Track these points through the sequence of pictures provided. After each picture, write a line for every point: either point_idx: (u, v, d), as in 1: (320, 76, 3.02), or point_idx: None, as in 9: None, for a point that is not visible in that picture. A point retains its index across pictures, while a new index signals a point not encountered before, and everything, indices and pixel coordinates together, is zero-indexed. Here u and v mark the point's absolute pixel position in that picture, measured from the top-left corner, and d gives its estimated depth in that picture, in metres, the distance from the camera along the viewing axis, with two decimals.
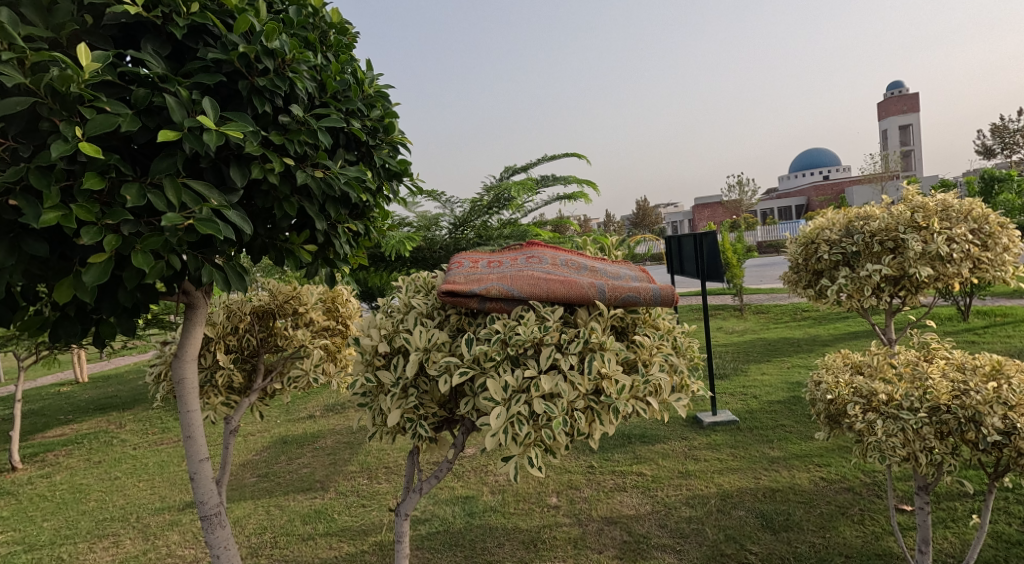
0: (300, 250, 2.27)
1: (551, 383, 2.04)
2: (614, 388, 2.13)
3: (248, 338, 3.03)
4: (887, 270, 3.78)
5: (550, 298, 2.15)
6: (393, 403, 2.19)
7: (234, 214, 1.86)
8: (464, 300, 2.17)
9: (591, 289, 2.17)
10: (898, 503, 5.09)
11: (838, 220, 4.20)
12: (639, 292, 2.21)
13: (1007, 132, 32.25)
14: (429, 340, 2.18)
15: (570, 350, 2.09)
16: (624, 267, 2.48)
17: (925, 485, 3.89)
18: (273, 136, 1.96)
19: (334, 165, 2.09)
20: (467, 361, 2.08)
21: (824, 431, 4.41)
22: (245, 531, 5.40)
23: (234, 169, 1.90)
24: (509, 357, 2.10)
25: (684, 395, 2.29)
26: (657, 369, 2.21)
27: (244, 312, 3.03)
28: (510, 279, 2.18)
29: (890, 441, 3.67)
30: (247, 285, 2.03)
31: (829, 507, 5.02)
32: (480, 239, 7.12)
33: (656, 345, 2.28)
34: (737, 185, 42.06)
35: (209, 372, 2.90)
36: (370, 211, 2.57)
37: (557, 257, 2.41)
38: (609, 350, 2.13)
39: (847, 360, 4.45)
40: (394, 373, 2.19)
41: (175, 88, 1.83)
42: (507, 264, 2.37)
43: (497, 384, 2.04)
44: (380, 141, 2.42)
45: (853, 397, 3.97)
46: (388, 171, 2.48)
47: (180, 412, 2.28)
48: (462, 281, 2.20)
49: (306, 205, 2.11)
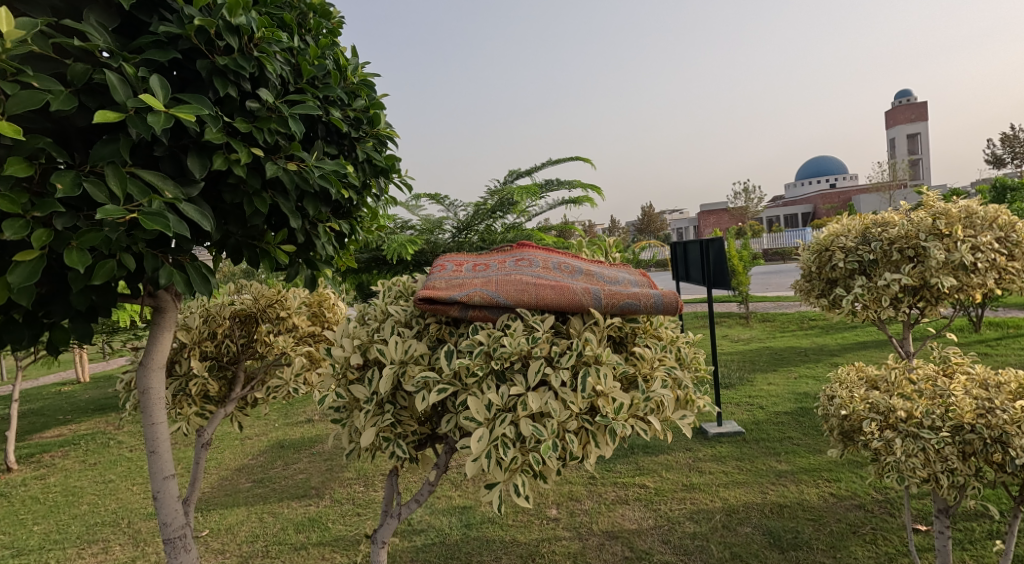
0: (276, 250, 2.10)
1: (538, 401, 1.83)
2: (611, 407, 1.89)
3: (228, 343, 2.84)
4: (907, 279, 3.57)
5: (540, 306, 1.97)
6: (368, 422, 1.98)
7: (189, 208, 1.68)
8: (442, 307, 1.99)
9: (585, 296, 1.99)
10: (911, 522, 4.86)
11: (854, 227, 3.96)
12: (639, 299, 2.02)
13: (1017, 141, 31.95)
14: (405, 351, 1.98)
15: (562, 365, 1.88)
16: (624, 270, 2.32)
17: (944, 508, 3.72)
18: (239, 123, 1.78)
19: (311, 157, 1.92)
20: (444, 377, 1.88)
21: (838, 448, 4.22)
22: (236, 539, 5.23)
23: (191, 158, 1.73)
24: (493, 372, 1.91)
25: (691, 414, 2.04)
26: (660, 385, 1.98)
27: (223, 316, 2.84)
28: (494, 285, 2.01)
29: (910, 461, 3.48)
30: (212, 288, 1.85)
31: (839, 526, 4.81)
32: (483, 243, 6.95)
33: (659, 358, 2.07)
34: (743, 193, 41.87)
35: (182, 381, 2.69)
36: (354, 209, 2.40)
37: (549, 258, 2.24)
38: (606, 364, 1.92)
39: (861, 375, 4.28)
40: (368, 388, 1.98)
41: (118, 64, 1.67)
42: (493, 266, 2.21)
43: (479, 403, 1.84)
44: (365, 133, 2.26)
45: (869, 413, 3.78)
46: (374, 166, 2.32)
47: (145, 425, 2.10)
48: (443, 288, 2.02)
49: (280, 201, 1.93)
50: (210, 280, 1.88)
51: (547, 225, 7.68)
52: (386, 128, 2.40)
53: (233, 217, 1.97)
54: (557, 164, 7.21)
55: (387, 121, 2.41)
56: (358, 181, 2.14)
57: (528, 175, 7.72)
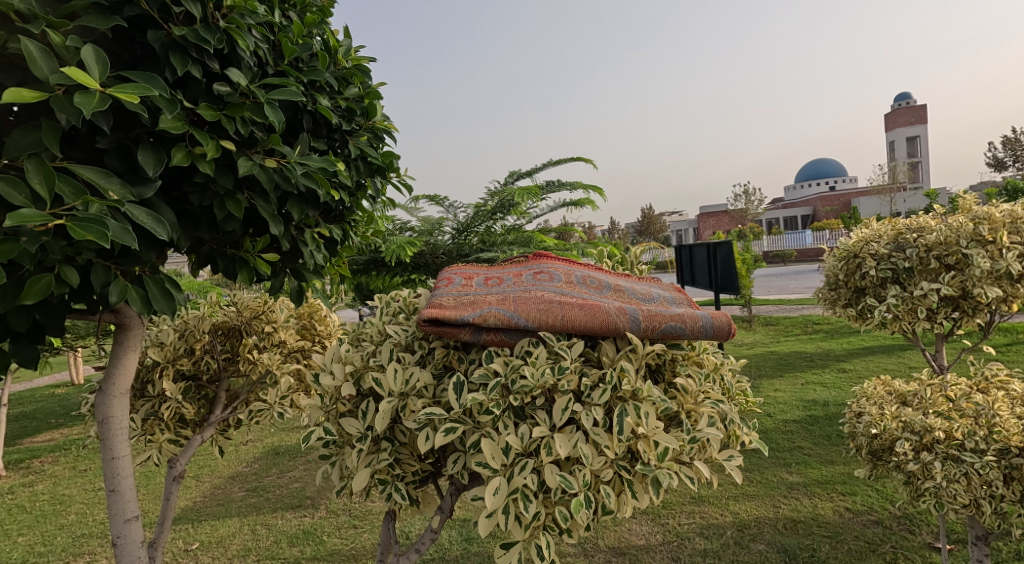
0: (257, 260, 1.83)
1: (568, 445, 1.58)
2: (652, 452, 1.63)
3: (208, 361, 2.59)
4: (948, 289, 3.33)
5: (567, 329, 1.72)
6: (362, 462, 1.72)
7: (143, 217, 1.44)
8: (451, 330, 1.74)
9: (622, 318, 1.73)
10: (933, 540, 4.57)
11: (886, 232, 3.71)
12: (684, 322, 1.76)
13: (1019, 144, 31.75)
14: (405, 383, 1.71)
15: (595, 403, 1.62)
16: (659, 287, 2.07)
17: (983, 535, 3.54)
18: (203, 109, 1.53)
19: (293, 152, 1.66)
20: (454, 414, 1.62)
21: (866, 467, 3.96)
22: (227, 553, 4.95)
23: (141, 151, 1.48)
24: (511, 408, 1.66)
25: (739, 454, 1.76)
26: (708, 424, 1.71)
27: (202, 331, 2.57)
28: (513, 304, 1.76)
29: (951, 488, 3.27)
30: (176, 307, 1.61)
31: (857, 543, 4.53)
32: (484, 245, 6.68)
33: (705, 390, 1.80)
34: (744, 194, 41.64)
35: (155, 403, 2.43)
36: (346, 213, 2.15)
37: (573, 274, 2.00)
38: (647, 402, 1.65)
39: (890, 390, 4.04)
40: (362, 423, 1.72)
41: (40, 30, 1.39)
42: (509, 282, 1.97)
43: (495, 447, 1.58)
44: (358, 126, 2.00)
45: (903, 433, 3.54)
46: (369, 164, 2.07)
47: (104, 461, 1.84)
48: (452, 307, 1.77)
49: (259, 204, 1.67)
50: (176, 295, 1.63)
51: (548, 227, 7.43)
52: (382, 122, 2.14)
53: (203, 221, 1.70)
54: (558, 165, 6.95)
55: (384, 114, 2.16)
56: (351, 181, 1.89)
57: (528, 174, 7.45)
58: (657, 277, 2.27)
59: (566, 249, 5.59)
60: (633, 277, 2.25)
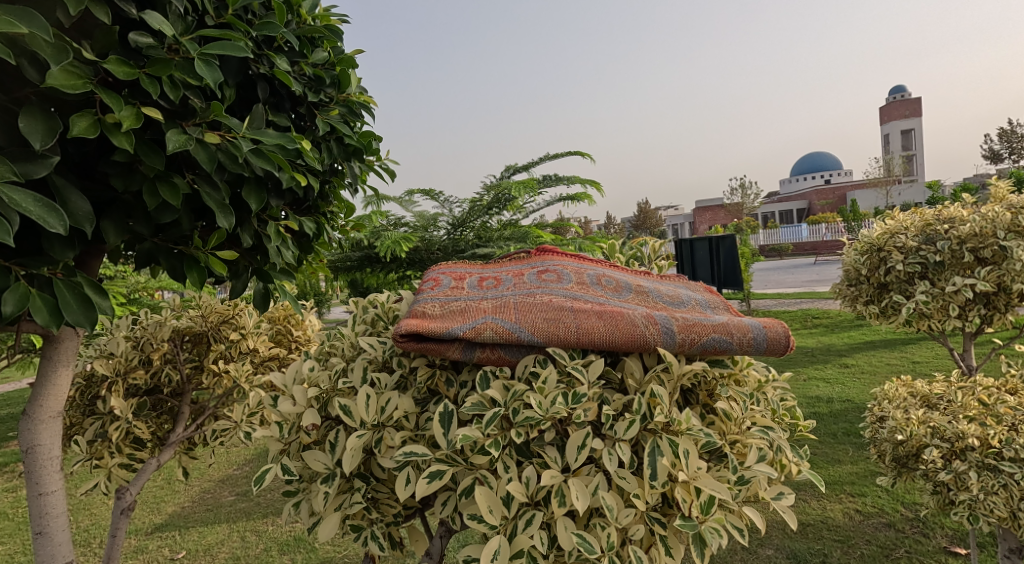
0: (209, 259, 1.58)
1: (585, 496, 1.33)
2: (694, 503, 1.34)
3: (170, 373, 2.41)
4: (984, 284, 3.09)
5: (580, 342, 1.46)
6: (331, 506, 1.47)
7: (31, 207, 1.20)
8: (438, 345, 1.49)
9: (653, 331, 1.47)
10: (948, 544, 4.29)
11: (913, 223, 3.45)
12: (732, 334, 1.49)
13: (1015, 137, 31.75)
14: (380, 412, 1.48)
15: (621, 439, 1.39)
16: (688, 291, 1.82)
17: (1018, 546, 3.34)
18: (113, 64, 1.28)
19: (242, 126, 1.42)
20: (439, 453, 1.39)
21: (889, 475, 3.74)
22: (214, 561, 4.67)
23: (23, 115, 1.23)
24: (514, 446, 1.43)
25: (791, 493, 1.50)
26: (757, 459, 1.44)
27: (160, 340, 2.35)
28: (513, 313, 1.51)
29: (989, 500, 3.06)
30: (97, 317, 1.38)
31: (870, 548, 4.28)
32: (481, 241, 6.41)
33: (749, 414, 1.55)
34: (741, 188, 41.39)
35: (101, 423, 2.22)
36: (319, 204, 1.92)
37: (585, 274, 1.74)
38: (683, 436, 1.40)
39: (911, 391, 3.82)
40: (330, 458, 1.47)
41: None
42: (507, 283, 1.71)
43: (490, 496, 1.35)
44: (328, 98, 1.77)
45: (932, 440, 3.34)
46: (345, 146, 1.84)
47: (32, 497, 1.74)
48: (437, 318, 1.51)
49: (204, 191, 1.44)
50: (98, 303, 1.41)
51: (544, 222, 7.18)
52: (357, 95, 1.92)
53: (139, 212, 1.46)
54: (556, 158, 6.68)
55: (357, 86, 1.94)
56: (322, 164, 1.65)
57: (522, 168, 7.15)
58: (686, 277, 2.04)
59: (565, 244, 5.33)
60: (652, 274, 2.01)
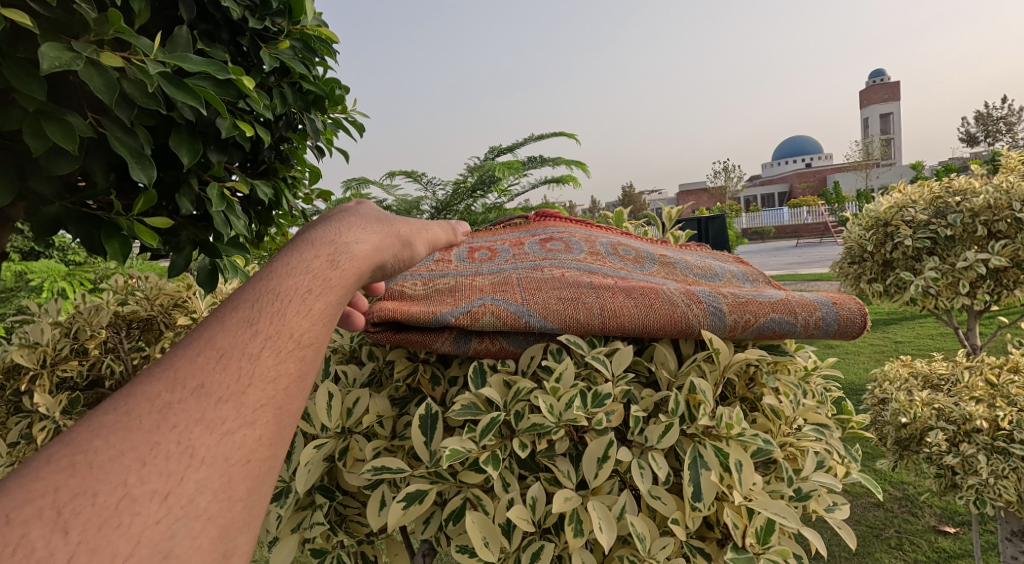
0: (136, 227, 1.54)
1: (608, 523, 1.12)
2: (748, 530, 1.13)
3: (111, 364, 2.17)
4: (998, 259, 2.93)
5: (609, 330, 1.27)
6: (287, 527, 1.25)
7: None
8: (425, 335, 1.28)
9: (701, 315, 1.28)
10: (938, 523, 4.18)
11: (923, 196, 3.29)
12: (794, 315, 1.33)
13: (990, 120, 32.17)
14: (346, 416, 1.27)
15: (654, 448, 1.20)
16: (718, 262, 1.70)
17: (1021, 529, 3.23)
18: None
19: (153, 48, 1.37)
20: (419, 471, 1.19)
21: (889, 458, 3.60)
22: None
23: None
24: (516, 458, 1.24)
25: (847, 505, 1.31)
26: (816, 466, 1.26)
27: (97, 327, 2.15)
28: (520, 293, 1.32)
29: (999, 484, 2.92)
30: None
31: (861, 529, 4.17)
32: (464, 224, 6.20)
33: (800, 411, 1.35)
34: (723, 171, 41.40)
35: (26, 420, 2.04)
36: (274, 163, 2.02)
37: (598, 242, 1.60)
38: (733, 442, 1.19)
39: (913, 371, 3.68)
40: (285, 474, 1.26)
41: None
42: (506, 257, 1.53)
43: (485, 523, 1.15)
44: (276, 27, 1.85)
45: (938, 422, 3.20)
46: (302, 94, 1.95)
47: None
48: (421, 303, 1.31)
49: (115, 134, 1.40)
50: None
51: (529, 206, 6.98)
52: (310, 27, 2.01)
53: (32, 169, 1.42)
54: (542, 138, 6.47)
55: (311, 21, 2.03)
56: (269, 113, 1.76)
57: (506, 149, 6.96)
58: (709, 246, 1.92)
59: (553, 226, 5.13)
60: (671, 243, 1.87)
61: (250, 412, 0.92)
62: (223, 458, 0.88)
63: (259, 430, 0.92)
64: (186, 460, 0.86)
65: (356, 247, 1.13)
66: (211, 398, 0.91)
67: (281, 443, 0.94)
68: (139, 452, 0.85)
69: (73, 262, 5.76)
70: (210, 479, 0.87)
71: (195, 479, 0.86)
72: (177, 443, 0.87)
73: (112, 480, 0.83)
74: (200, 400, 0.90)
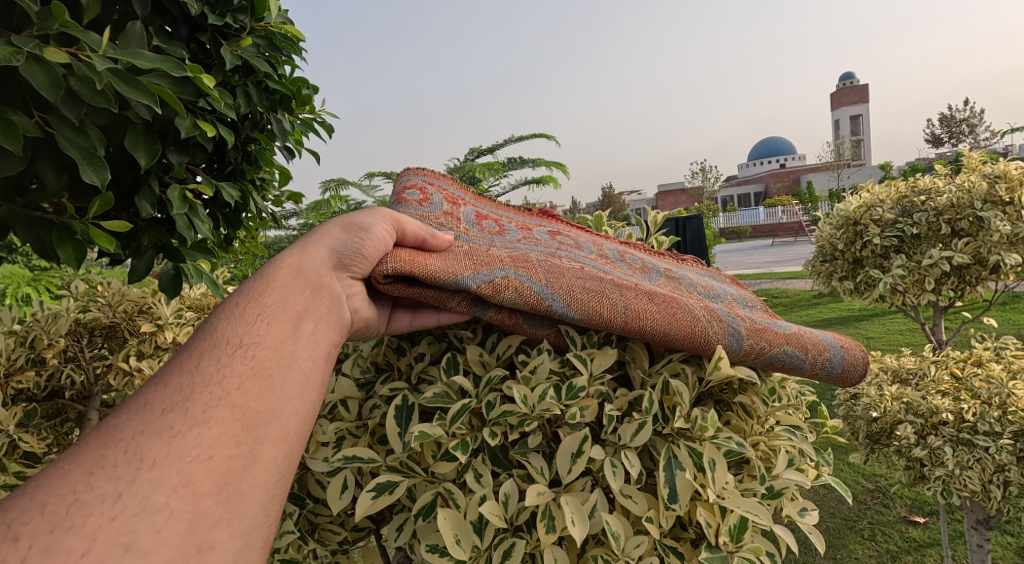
0: (90, 230, 1.62)
1: (580, 522, 1.15)
2: (720, 528, 1.16)
3: (72, 374, 2.49)
4: (961, 257, 3.03)
5: (634, 328, 1.29)
6: None
7: None
8: (441, 294, 1.33)
9: (723, 331, 1.33)
10: (908, 513, 4.31)
11: (889, 195, 3.42)
12: (803, 352, 1.42)
13: (955, 121, 33.10)
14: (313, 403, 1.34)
15: (627, 446, 1.23)
16: (716, 282, 1.78)
17: (984, 517, 3.34)
18: None
19: (103, 44, 1.34)
20: (390, 461, 1.23)
21: (860, 452, 3.71)
22: None
23: None
24: (489, 452, 1.28)
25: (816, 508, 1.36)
26: (788, 466, 1.31)
27: (55, 337, 2.40)
28: (543, 273, 1.34)
29: (963, 474, 3.02)
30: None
31: (836, 522, 4.27)
32: None
33: (772, 412, 1.39)
34: (701, 171, 41.84)
35: None
36: (240, 166, 2.08)
37: (606, 249, 1.66)
38: (708, 443, 1.23)
39: (883, 366, 3.79)
40: None
41: None
42: (518, 236, 1.59)
43: (456, 518, 1.17)
44: (243, 27, 1.91)
45: (906, 415, 3.30)
46: (271, 96, 2.02)
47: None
48: (445, 265, 1.33)
49: (63, 134, 1.40)
50: None
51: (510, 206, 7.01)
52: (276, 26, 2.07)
53: None
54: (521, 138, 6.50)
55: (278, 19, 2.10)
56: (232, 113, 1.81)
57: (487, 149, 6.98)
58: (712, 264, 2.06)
59: None
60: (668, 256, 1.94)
61: (199, 415, 1.07)
62: (176, 456, 1.02)
63: (209, 427, 1.06)
64: (135, 467, 1.01)
65: (284, 261, 1.32)
66: (156, 410, 1.07)
67: (237, 437, 1.07)
68: (89, 466, 1.01)
69: (41, 269, 5.65)
70: (165, 476, 1.00)
71: (147, 477, 1.00)
72: (126, 453, 1.02)
73: (64, 490, 0.98)
74: (148, 415, 1.07)
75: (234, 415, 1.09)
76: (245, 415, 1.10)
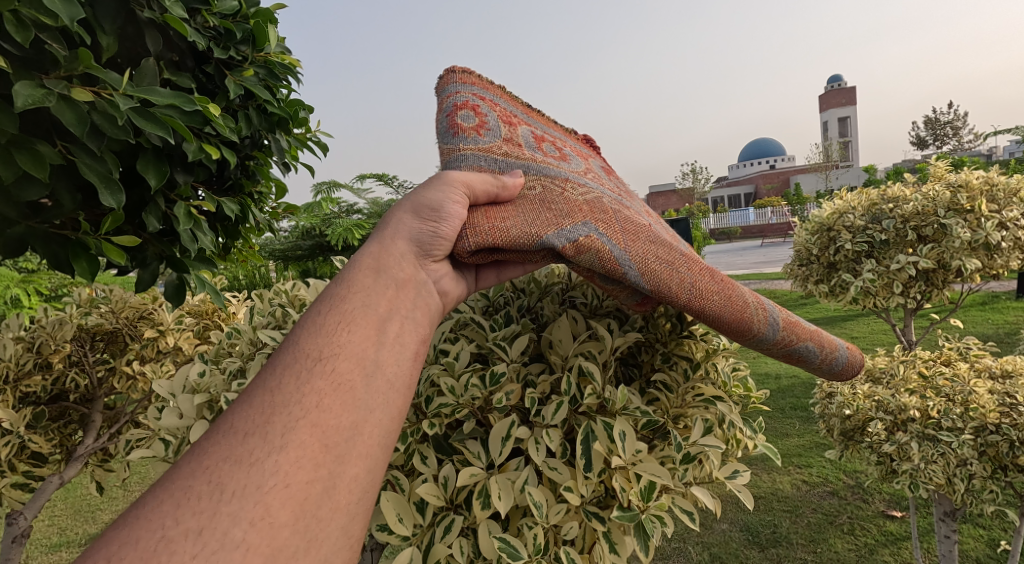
0: (104, 245, 1.74)
1: (506, 496, 1.37)
2: (633, 491, 1.37)
3: (76, 378, 2.62)
4: (926, 262, 3.19)
5: (699, 299, 1.37)
6: None
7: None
8: (523, 253, 1.40)
9: (764, 319, 1.40)
10: (885, 508, 4.48)
11: (861, 203, 3.59)
12: (820, 352, 1.46)
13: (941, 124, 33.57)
14: None
15: (549, 424, 1.43)
16: None
17: (951, 510, 3.50)
18: None
19: (121, 82, 1.52)
20: None
21: (837, 449, 3.86)
22: None
23: None
24: (435, 442, 1.50)
25: (746, 472, 1.57)
26: (704, 433, 1.49)
27: (60, 343, 2.52)
28: (621, 234, 1.40)
29: (929, 468, 3.17)
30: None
31: (815, 517, 4.42)
32: None
33: (691, 388, 1.58)
34: (692, 173, 42.12)
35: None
36: (239, 182, 2.21)
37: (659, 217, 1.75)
38: (620, 417, 1.44)
39: (857, 366, 3.95)
40: None
41: None
42: (587, 178, 1.65)
43: (399, 500, 1.41)
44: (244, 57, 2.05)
45: (877, 413, 3.46)
46: (269, 118, 2.16)
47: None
48: (536, 220, 1.39)
49: (83, 161, 1.53)
50: None
51: None
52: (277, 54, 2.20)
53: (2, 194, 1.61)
54: None
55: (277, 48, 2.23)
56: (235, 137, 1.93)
57: None
58: None
59: None
60: None
61: (278, 439, 1.13)
62: (256, 485, 1.09)
63: (288, 451, 1.12)
64: (219, 498, 1.07)
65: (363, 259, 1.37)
66: (239, 434, 1.13)
67: (314, 459, 1.13)
68: (178, 498, 1.08)
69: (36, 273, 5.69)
70: (245, 508, 1.07)
71: (227, 511, 1.06)
72: (210, 483, 1.09)
73: (155, 525, 1.05)
74: (231, 440, 1.13)
75: (312, 436, 1.14)
76: (322, 434, 1.15)
